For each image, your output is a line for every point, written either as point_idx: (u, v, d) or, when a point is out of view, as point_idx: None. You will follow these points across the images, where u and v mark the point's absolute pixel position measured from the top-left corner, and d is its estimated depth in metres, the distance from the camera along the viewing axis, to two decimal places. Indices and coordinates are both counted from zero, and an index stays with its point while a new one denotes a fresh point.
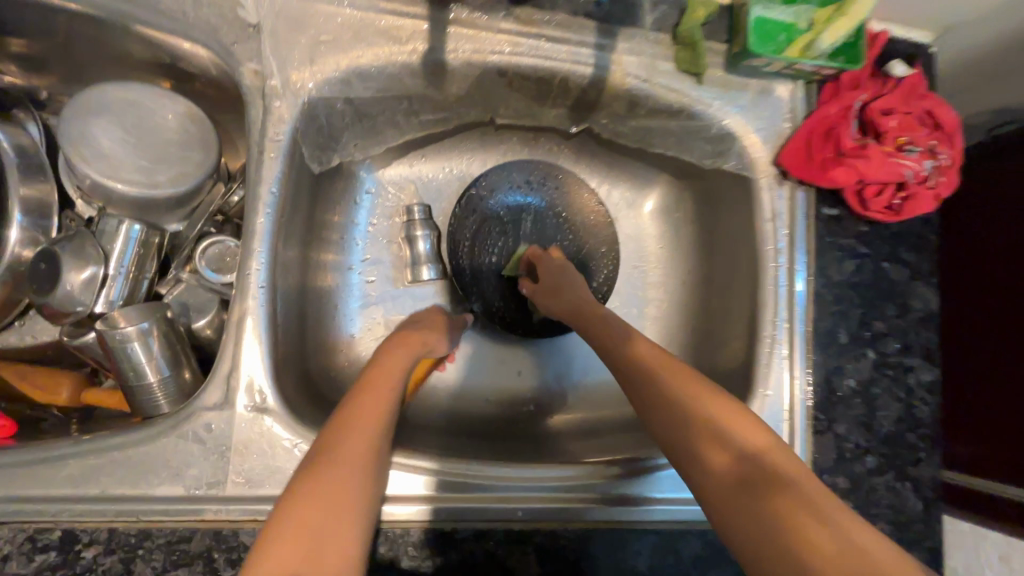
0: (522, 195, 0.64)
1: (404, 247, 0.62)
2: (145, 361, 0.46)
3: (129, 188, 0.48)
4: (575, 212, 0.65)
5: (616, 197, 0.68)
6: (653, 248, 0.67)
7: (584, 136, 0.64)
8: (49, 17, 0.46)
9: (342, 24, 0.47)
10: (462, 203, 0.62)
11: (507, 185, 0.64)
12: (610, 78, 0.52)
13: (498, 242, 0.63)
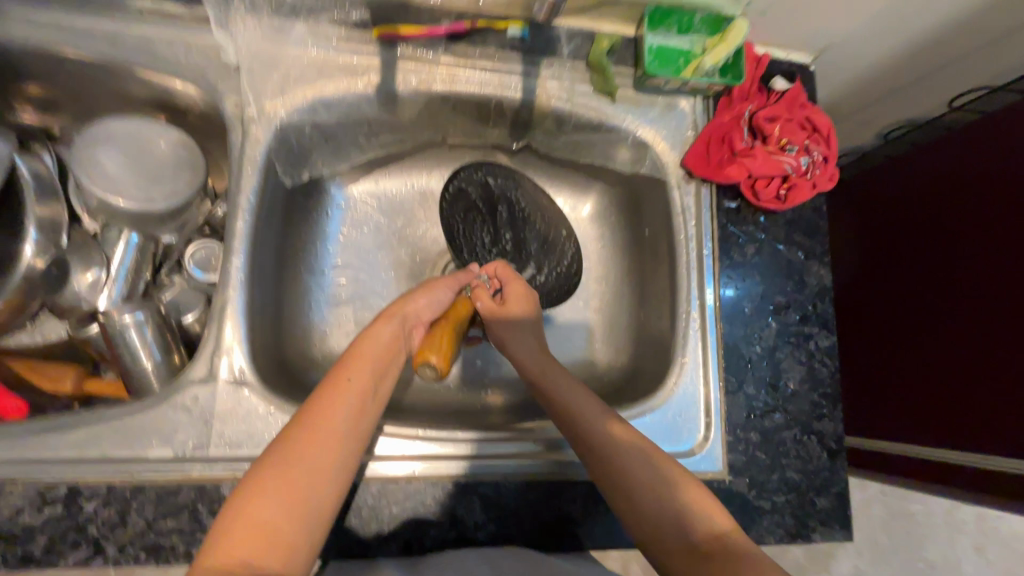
0: (495, 190, 0.68)
1: (370, 253, 0.71)
2: (139, 347, 0.53)
3: (129, 204, 0.57)
4: (538, 203, 0.71)
5: (560, 204, 0.76)
6: (594, 247, 0.75)
7: (526, 152, 0.73)
8: (64, 66, 0.56)
9: (308, 63, 0.58)
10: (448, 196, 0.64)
11: (478, 179, 0.68)
12: (537, 100, 0.62)
13: (484, 230, 0.67)
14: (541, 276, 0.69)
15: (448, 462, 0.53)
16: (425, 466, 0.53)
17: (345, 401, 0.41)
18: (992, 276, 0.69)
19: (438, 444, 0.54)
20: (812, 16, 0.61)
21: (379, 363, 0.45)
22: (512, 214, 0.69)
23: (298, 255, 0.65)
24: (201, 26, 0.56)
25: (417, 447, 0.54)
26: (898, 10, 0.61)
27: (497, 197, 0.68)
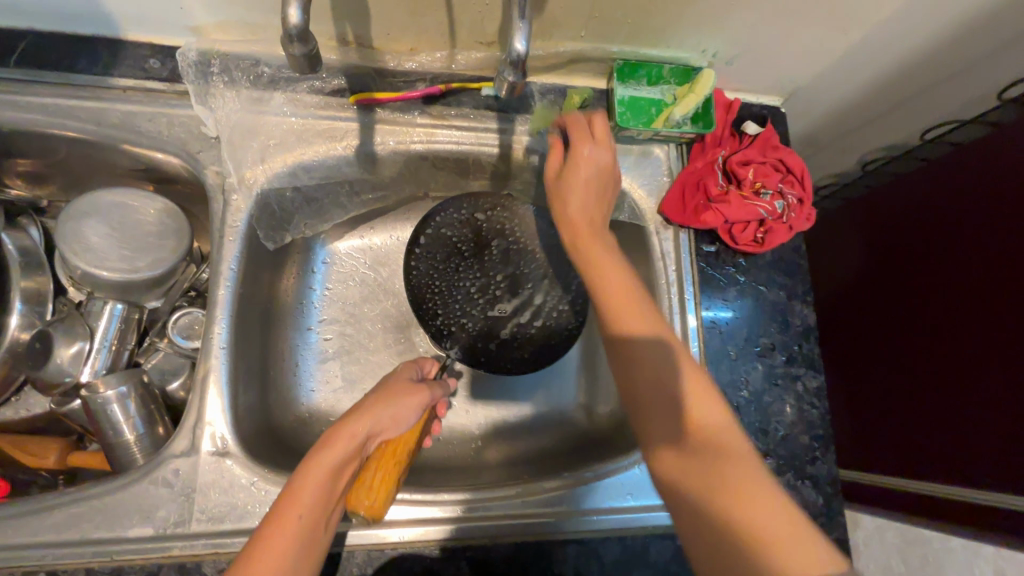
0: (479, 224, 0.65)
1: (356, 307, 0.71)
2: (122, 421, 0.53)
3: (112, 274, 0.57)
4: (529, 233, 0.66)
5: None
6: None
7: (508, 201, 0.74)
8: (49, 144, 0.57)
9: (287, 130, 0.59)
10: (424, 243, 0.64)
11: (465, 213, 0.65)
12: (513, 155, 0.63)
13: (469, 273, 0.65)
14: (535, 323, 0.65)
15: (448, 524, 0.52)
16: (423, 529, 0.52)
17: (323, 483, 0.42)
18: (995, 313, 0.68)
19: (437, 507, 0.53)
20: (777, 63, 0.63)
21: (360, 445, 0.45)
22: (502, 253, 0.65)
23: (283, 315, 0.66)
24: (183, 100, 0.58)
25: (413, 510, 0.53)
26: (860, 53, 0.63)
27: (485, 229, 0.65)
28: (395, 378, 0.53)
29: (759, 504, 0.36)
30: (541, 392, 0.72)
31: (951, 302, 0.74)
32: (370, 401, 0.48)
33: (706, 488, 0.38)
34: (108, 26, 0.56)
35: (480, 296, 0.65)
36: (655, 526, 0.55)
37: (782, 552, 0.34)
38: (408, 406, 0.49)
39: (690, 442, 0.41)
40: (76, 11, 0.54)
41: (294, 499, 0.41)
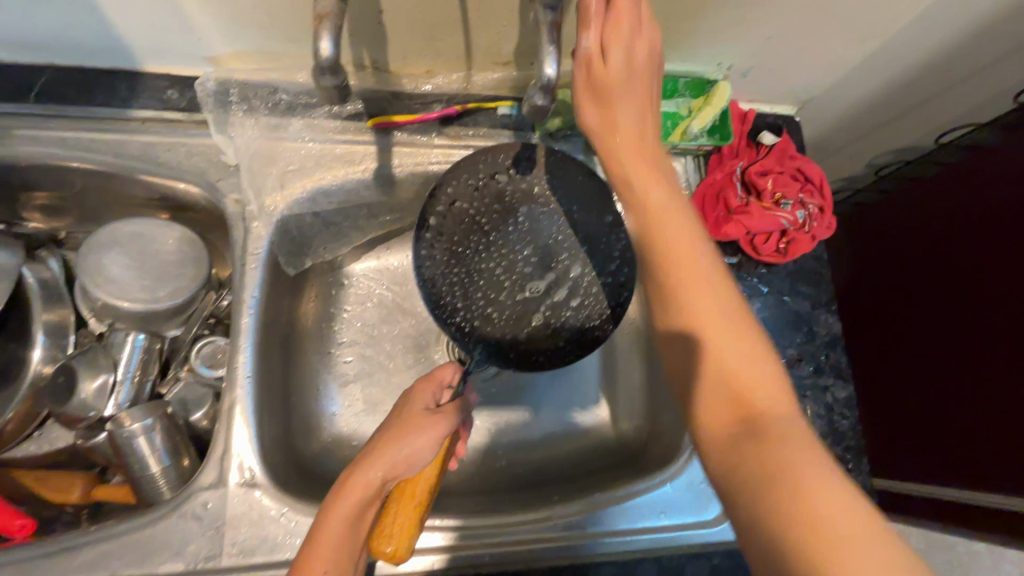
0: (498, 190, 0.54)
1: (375, 328, 0.69)
2: (149, 454, 0.53)
3: (134, 305, 0.57)
4: (560, 192, 0.54)
5: None
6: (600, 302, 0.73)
7: None
8: (68, 176, 0.57)
9: (306, 156, 0.59)
10: (431, 222, 0.53)
11: (480, 175, 0.54)
12: None
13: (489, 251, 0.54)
14: (574, 302, 0.53)
15: (442, 553, 0.51)
16: (424, 561, 0.51)
17: (354, 514, 0.42)
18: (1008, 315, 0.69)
19: (438, 533, 0.52)
20: (792, 73, 0.63)
21: (389, 477, 0.44)
22: (529, 222, 0.54)
23: (302, 340, 0.65)
24: (202, 129, 0.58)
25: (431, 538, 0.52)
26: (874, 63, 0.63)
27: (504, 195, 0.54)
28: (410, 406, 0.48)
29: (812, 478, 0.31)
30: (564, 410, 0.69)
31: (965, 306, 0.75)
32: (385, 438, 0.45)
33: (748, 470, 0.34)
34: (127, 59, 0.56)
35: (507, 276, 0.54)
36: (687, 544, 0.55)
37: (828, 529, 0.29)
38: (425, 444, 0.45)
39: (741, 420, 0.37)
40: (95, 45, 0.54)
41: (315, 548, 0.41)
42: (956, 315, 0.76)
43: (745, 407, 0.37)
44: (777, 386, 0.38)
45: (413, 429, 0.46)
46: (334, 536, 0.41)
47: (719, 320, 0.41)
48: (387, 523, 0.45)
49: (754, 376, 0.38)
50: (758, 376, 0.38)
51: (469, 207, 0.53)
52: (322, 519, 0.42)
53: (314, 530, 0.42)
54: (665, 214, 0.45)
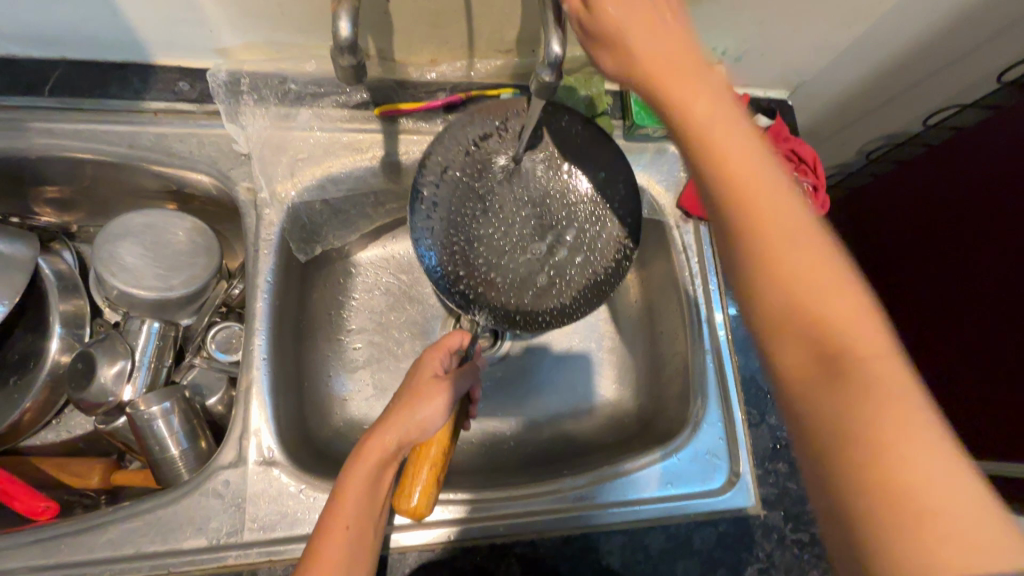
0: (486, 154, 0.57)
1: (384, 316, 0.71)
2: (168, 435, 0.54)
3: (148, 293, 0.58)
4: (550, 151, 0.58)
5: None
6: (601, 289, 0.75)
7: None
8: (82, 167, 0.58)
9: (314, 144, 0.61)
10: (423, 194, 0.55)
11: (469, 146, 0.56)
12: None
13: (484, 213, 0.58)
14: (576, 258, 0.59)
15: (450, 526, 0.53)
16: (431, 534, 0.52)
17: (373, 479, 0.44)
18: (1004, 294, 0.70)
19: (446, 508, 0.54)
20: (784, 59, 0.66)
21: (403, 441, 0.46)
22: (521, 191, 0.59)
23: (314, 327, 0.66)
24: (212, 120, 0.59)
25: (437, 513, 0.53)
26: (862, 47, 0.65)
27: (496, 166, 0.57)
28: (417, 376, 0.50)
29: (925, 467, 0.26)
30: (570, 391, 0.71)
31: (962, 284, 0.76)
32: (397, 407, 0.47)
33: (831, 433, 0.28)
34: (139, 52, 0.58)
35: (505, 241, 0.59)
36: (695, 513, 0.56)
37: (961, 535, 0.24)
38: (434, 409, 0.47)
39: (823, 360, 0.30)
40: (108, 39, 0.56)
41: (339, 508, 0.43)
42: (955, 294, 0.77)
43: (844, 372, 0.29)
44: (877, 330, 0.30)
45: (425, 392, 0.47)
46: (356, 499, 0.43)
47: (800, 258, 0.31)
48: (408, 483, 0.46)
49: (857, 327, 0.30)
50: (849, 318, 0.30)
51: (465, 179, 0.57)
52: (341, 483, 0.44)
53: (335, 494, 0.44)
54: (736, 141, 0.34)
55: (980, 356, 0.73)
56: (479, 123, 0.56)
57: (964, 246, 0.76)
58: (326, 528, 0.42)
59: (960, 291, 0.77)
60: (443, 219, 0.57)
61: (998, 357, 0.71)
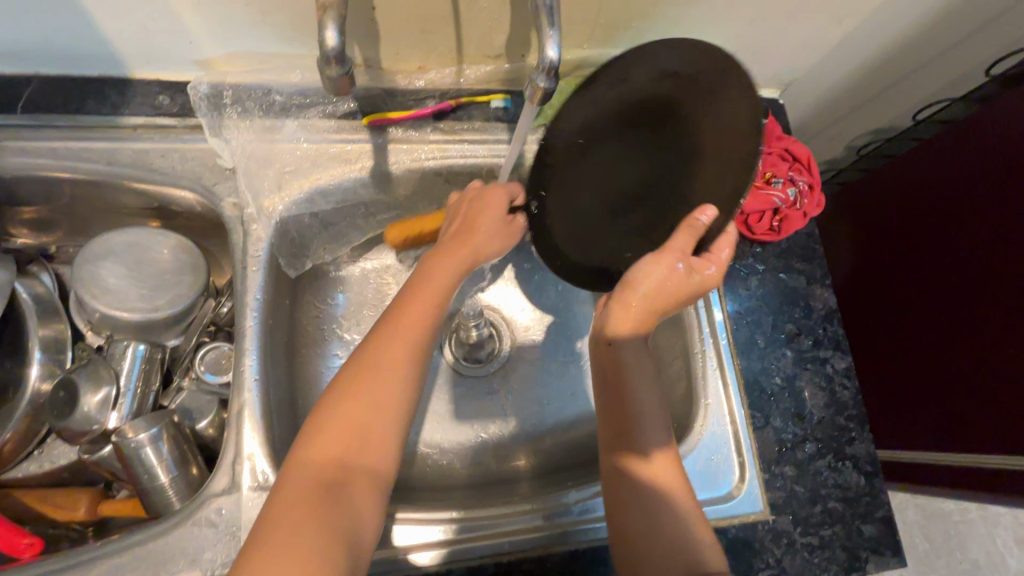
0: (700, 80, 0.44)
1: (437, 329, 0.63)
2: (156, 463, 0.51)
3: (133, 314, 0.56)
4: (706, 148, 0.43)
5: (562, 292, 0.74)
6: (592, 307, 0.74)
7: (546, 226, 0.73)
8: (59, 186, 0.56)
9: (301, 156, 0.59)
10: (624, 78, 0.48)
11: (661, 72, 0.48)
12: (732, 115, 0.41)
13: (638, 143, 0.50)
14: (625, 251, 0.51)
15: (443, 547, 0.51)
16: (428, 555, 0.51)
17: (427, 306, 0.49)
18: (988, 285, 0.72)
19: (439, 528, 0.52)
20: (774, 57, 0.65)
21: (463, 268, 0.53)
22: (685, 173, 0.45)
23: (304, 343, 0.64)
24: (195, 134, 0.58)
25: (435, 532, 0.52)
26: (849, 46, 0.65)
27: (666, 109, 0.48)
28: (483, 215, 0.54)
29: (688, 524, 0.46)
30: (570, 398, 0.70)
31: (946, 276, 0.77)
32: (458, 238, 0.54)
33: (648, 517, 0.46)
34: (115, 65, 0.56)
35: (624, 194, 0.51)
36: None
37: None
38: (488, 245, 0.54)
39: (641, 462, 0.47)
40: (84, 53, 0.54)
41: (419, 294, 0.50)
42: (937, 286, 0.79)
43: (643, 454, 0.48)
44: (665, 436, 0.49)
45: (474, 228, 0.54)
46: (433, 292, 0.50)
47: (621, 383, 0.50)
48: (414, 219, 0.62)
49: (637, 411, 0.49)
50: (659, 448, 0.48)
51: (620, 104, 0.51)
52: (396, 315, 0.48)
53: (386, 332, 0.47)
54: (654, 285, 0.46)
55: (970, 345, 0.74)
56: (689, 58, 0.46)
57: (964, 236, 0.75)
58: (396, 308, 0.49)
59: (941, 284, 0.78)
60: (596, 116, 0.54)
61: (992, 348, 0.71)
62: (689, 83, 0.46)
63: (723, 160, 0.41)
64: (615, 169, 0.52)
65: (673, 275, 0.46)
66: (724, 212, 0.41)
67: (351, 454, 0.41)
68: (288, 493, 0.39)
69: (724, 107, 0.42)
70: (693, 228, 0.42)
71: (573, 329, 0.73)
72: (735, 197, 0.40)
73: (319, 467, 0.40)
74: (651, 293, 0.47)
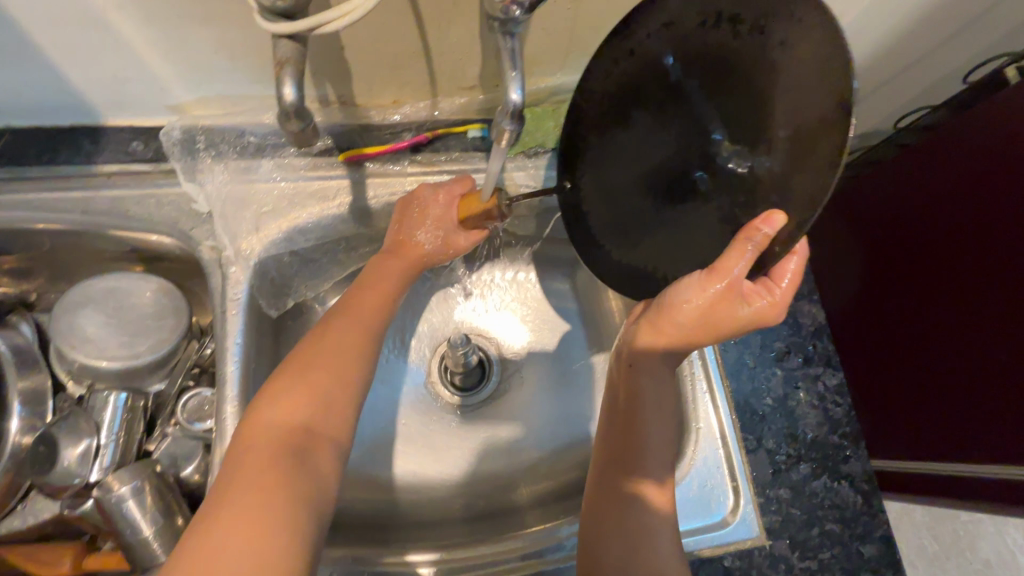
0: (750, 30, 0.39)
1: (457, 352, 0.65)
2: (140, 517, 0.50)
3: (113, 362, 0.56)
4: (772, 112, 0.39)
5: (553, 315, 0.74)
6: (582, 331, 0.73)
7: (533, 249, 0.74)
8: (34, 238, 0.56)
9: (278, 195, 0.58)
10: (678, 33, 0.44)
11: (714, 15, 0.42)
12: (791, 80, 0.37)
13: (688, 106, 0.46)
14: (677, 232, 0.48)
15: None
16: None
17: (383, 291, 0.54)
18: (982, 290, 0.71)
19: (429, 568, 0.51)
20: None
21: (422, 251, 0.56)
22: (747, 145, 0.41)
23: None
24: (170, 178, 0.57)
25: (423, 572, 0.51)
26: None
27: (726, 63, 0.42)
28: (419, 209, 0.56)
29: (661, 549, 0.45)
30: (563, 424, 0.68)
31: (939, 282, 0.76)
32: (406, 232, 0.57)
33: (622, 538, 0.45)
34: (88, 114, 0.56)
35: (675, 165, 0.47)
36: (697, 550, 0.53)
37: None
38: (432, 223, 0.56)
39: (623, 485, 0.47)
40: (56, 104, 0.54)
41: (377, 281, 0.55)
42: (931, 292, 0.78)
43: (626, 474, 0.47)
44: (659, 458, 0.48)
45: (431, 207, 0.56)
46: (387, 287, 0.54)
47: (626, 407, 0.49)
48: None
49: (638, 434, 0.48)
50: (645, 472, 0.47)
51: (659, 60, 0.47)
52: (349, 307, 0.52)
53: (337, 322, 0.51)
54: (703, 316, 0.44)
55: (967, 351, 0.73)
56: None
57: (954, 241, 0.74)
58: (347, 302, 0.53)
59: (936, 290, 0.77)
60: (636, 77, 0.49)
61: (988, 355, 0.70)
62: (753, 34, 0.39)
63: (802, 141, 0.37)
64: (669, 131, 0.47)
65: (723, 300, 0.42)
66: (794, 219, 0.37)
67: (317, 420, 0.44)
68: (248, 468, 0.40)
69: (798, 68, 0.36)
70: (751, 240, 0.39)
71: (565, 352, 0.72)
72: (816, 199, 0.35)
73: (283, 440, 0.42)
74: (698, 320, 0.44)
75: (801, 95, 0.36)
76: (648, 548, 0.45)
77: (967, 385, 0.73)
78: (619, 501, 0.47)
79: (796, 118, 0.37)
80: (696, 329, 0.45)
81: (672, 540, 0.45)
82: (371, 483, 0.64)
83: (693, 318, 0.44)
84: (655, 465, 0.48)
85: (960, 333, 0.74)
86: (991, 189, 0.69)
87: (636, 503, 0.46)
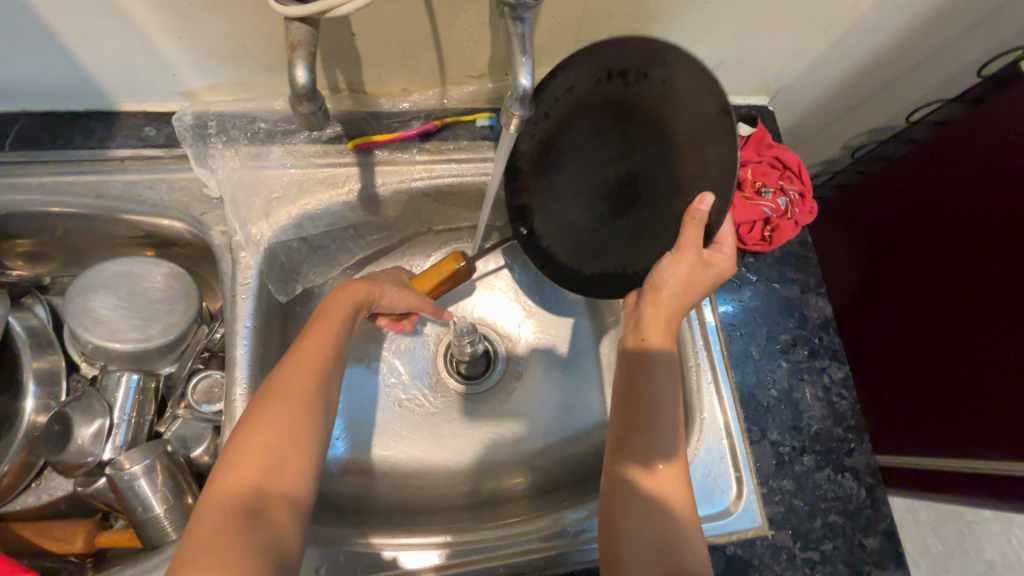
0: (637, 77, 0.47)
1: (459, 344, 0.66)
2: (151, 495, 0.51)
3: (125, 344, 0.57)
4: (678, 132, 0.46)
5: (559, 306, 0.74)
6: (588, 321, 0.73)
7: None
8: (48, 221, 0.57)
9: (288, 182, 0.59)
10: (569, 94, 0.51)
11: (606, 75, 0.48)
12: (695, 100, 0.44)
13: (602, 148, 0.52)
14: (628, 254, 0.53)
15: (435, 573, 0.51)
16: None
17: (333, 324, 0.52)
18: (993, 288, 0.70)
19: (434, 551, 0.52)
20: (758, 62, 0.65)
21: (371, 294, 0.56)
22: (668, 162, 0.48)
23: None
24: (181, 163, 0.58)
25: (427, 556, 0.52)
26: (832, 53, 0.65)
27: (630, 105, 0.49)
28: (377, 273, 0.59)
29: (678, 522, 0.45)
30: (567, 414, 0.69)
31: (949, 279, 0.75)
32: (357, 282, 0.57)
33: (640, 510, 0.45)
34: (102, 99, 0.57)
35: (613, 198, 0.53)
36: None
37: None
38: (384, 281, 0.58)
39: (643, 457, 0.46)
40: (70, 89, 0.55)
41: (331, 307, 0.53)
42: (941, 288, 0.77)
43: (644, 446, 0.46)
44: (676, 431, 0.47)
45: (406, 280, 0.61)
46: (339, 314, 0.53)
47: (643, 379, 0.49)
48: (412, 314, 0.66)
49: (658, 406, 0.48)
50: (664, 445, 0.47)
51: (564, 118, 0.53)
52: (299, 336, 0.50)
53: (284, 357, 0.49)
54: (681, 283, 0.47)
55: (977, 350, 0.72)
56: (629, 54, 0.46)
57: (966, 237, 0.73)
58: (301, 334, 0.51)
59: (946, 287, 0.76)
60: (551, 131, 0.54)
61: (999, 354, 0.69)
62: (641, 80, 0.46)
63: (710, 145, 0.44)
64: (594, 171, 0.54)
65: (696, 266, 0.47)
66: (721, 195, 0.44)
67: (268, 468, 0.43)
68: (206, 525, 0.40)
69: (686, 98, 0.44)
70: (696, 220, 0.45)
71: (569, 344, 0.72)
72: (732, 172, 0.42)
73: (236, 487, 0.41)
74: (678, 289, 0.48)
75: (696, 112, 0.44)
76: (666, 520, 0.44)
77: (976, 383, 0.73)
78: (637, 474, 0.46)
79: (702, 133, 0.44)
80: (679, 299, 0.48)
81: (689, 512, 0.45)
82: (378, 468, 0.65)
83: (675, 285, 0.48)
84: (675, 439, 0.47)
85: (970, 329, 0.73)
86: (1007, 185, 0.68)
87: (655, 477, 0.46)
